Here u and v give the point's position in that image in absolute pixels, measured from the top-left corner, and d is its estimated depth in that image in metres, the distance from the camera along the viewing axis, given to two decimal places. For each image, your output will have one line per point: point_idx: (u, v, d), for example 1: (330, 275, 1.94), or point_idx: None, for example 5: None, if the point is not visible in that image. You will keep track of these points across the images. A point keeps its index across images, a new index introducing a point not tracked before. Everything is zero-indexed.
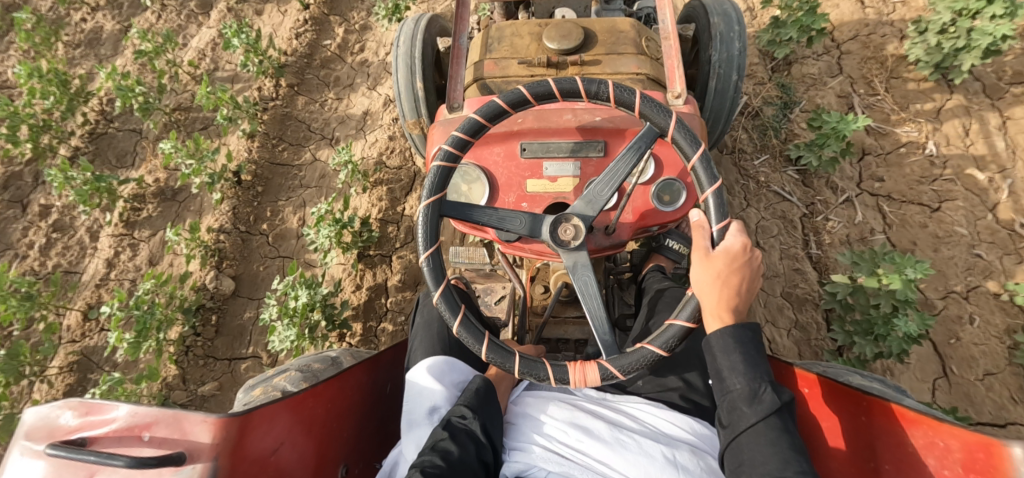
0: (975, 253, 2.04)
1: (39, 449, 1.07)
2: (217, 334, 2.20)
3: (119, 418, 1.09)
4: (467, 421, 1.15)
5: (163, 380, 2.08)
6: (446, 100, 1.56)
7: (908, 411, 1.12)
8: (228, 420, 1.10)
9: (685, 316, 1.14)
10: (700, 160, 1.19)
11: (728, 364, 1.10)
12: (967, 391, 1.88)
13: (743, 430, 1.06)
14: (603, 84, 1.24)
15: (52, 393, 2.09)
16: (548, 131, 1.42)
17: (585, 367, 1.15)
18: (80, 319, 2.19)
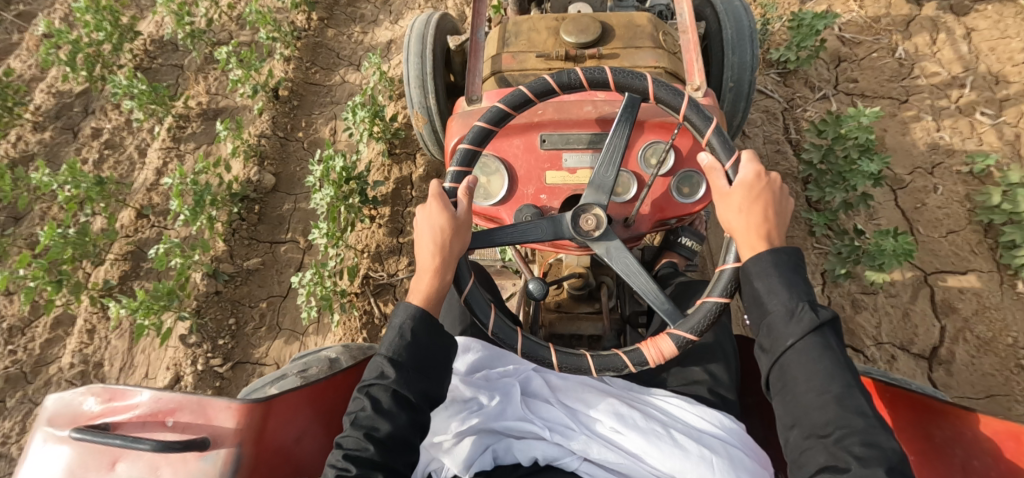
0: (940, 135, 2.32)
1: (63, 435, 1.07)
2: (259, 221, 2.43)
3: (142, 403, 1.09)
4: (385, 380, 1.10)
5: (213, 253, 2.30)
6: (465, 93, 1.57)
7: (933, 403, 1.16)
8: (250, 405, 1.10)
9: (732, 258, 1.16)
10: (689, 108, 1.23)
11: (765, 287, 1.07)
12: (933, 248, 2.15)
13: (783, 351, 1.03)
14: (573, 73, 1.27)
15: (108, 275, 2.30)
16: (568, 122, 1.42)
17: (658, 341, 1.18)
18: (134, 217, 2.41)
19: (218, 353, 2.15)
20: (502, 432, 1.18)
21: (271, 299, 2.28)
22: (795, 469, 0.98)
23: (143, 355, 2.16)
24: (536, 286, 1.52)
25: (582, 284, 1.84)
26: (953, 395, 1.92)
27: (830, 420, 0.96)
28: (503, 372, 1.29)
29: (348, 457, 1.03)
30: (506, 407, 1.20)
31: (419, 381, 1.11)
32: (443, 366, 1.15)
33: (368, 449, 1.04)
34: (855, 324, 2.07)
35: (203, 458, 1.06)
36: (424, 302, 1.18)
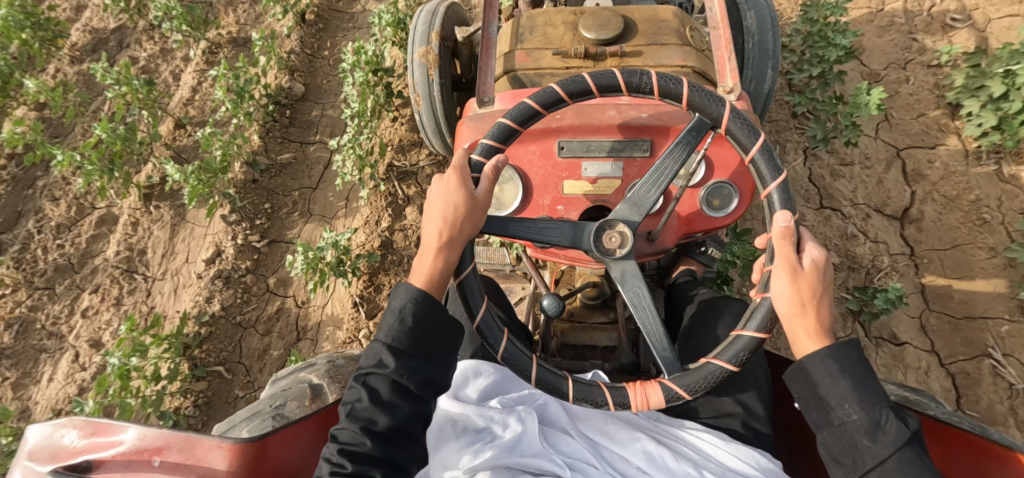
0: (913, 37, 2.32)
1: (42, 472, 0.99)
2: (291, 124, 2.49)
3: (127, 441, 1.00)
4: (384, 368, 1.02)
5: (250, 146, 2.38)
6: (476, 93, 1.45)
7: (993, 445, 1.05)
8: (244, 445, 1.01)
9: (754, 326, 1.06)
10: (761, 152, 1.10)
11: (834, 393, 0.97)
12: (906, 129, 2.21)
13: (866, 467, 0.93)
14: (645, 75, 1.13)
15: (151, 177, 2.34)
16: (589, 128, 1.30)
17: (646, 388, 1.09)
18: (172, 127, 2.47)
19: (256, 230, 2.27)
20: (516, 467, 1.09)
21: (303, 190, 2.38)
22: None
23: (183, 242, 2.26)
24: (551, 302, 1.43)
25: (597, 293, 1.75)
26: (922, 248, 2.04)
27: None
28: (518, 398, 1.20)
29: (344, 452, 0.97)
30: (522, 436, 1.11)
31: (420, 372, 1.03)
32: (447, 352, 1.07)
33: (365, 443, 0.98)
34: (833, 190, 2.16)
35: None
36: (426, 285, 1.09)
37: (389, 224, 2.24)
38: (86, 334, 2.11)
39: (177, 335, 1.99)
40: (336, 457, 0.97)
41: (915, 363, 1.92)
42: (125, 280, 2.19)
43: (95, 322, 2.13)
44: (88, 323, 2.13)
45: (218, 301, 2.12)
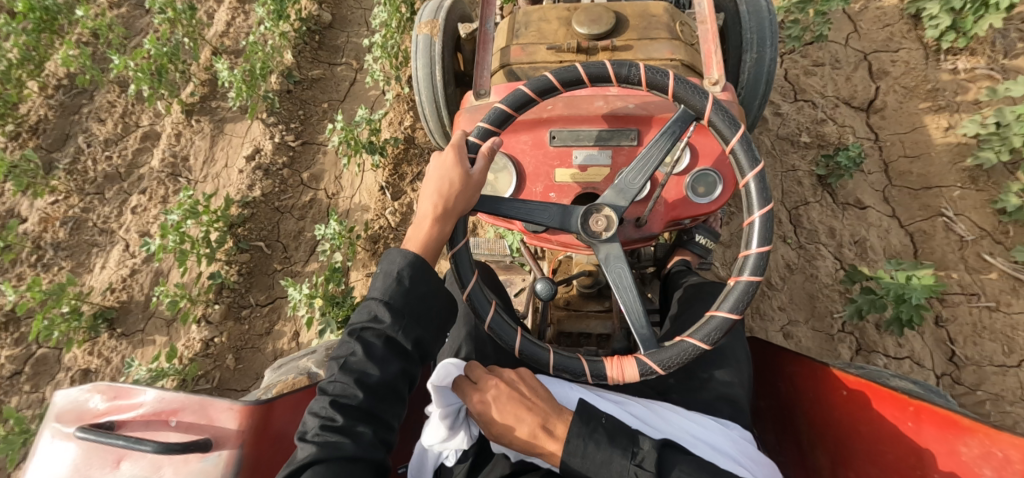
0: None
1: (70, 432, 1.08)
2: (319, 47, 2.73)
3: (146, 403, 1.09)
4: (380, 326, 1.10)
5: (283, 65, 2.60)
6: (473, 86, 1.51)
7: (961, 419, 1.11)
8: (254, 407, 1.10)
9: (726, 307, 1.14)
10: (740, 142, 1.16)
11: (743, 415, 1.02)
12: (874, 37, 2.40)
13: None
14: (634, 67, 1.20)
15: (198, 87, 2.64)
16: (578, 118, 1.38)
17: (621, 362, 1.16)
18: (210, 55, 2.70)
19: (291, 132, 2.54)
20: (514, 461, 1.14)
21: (332, 102, 2.63)
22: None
23: (221, 151, 2.53)
24: (544, 286, 1.49)
25: (592, 282, 1.81)
26: (884, 134, 2.25)
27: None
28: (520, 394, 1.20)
29: (335, 404, 1.04)
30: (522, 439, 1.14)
31: (411, 332, 1.12)
32: (437, 318, 1.16)
33: (355, 396, 1.06)
34: (805, 86, 2.37)
35: (204, 459, 1.05)
36: (421, 251, 1.16)
37: (410, 122, 2.48)
38: (136, 226, 2.41)
39: (223, 212, 2.30)
40: (327, 404, 1.05)
41: (877, 223, 2.14)
42: (171, 182, 2.47)
43: (144, 217, 2.42)
44: (138, 218, 2.42)
45: (259, 188, 2.41)
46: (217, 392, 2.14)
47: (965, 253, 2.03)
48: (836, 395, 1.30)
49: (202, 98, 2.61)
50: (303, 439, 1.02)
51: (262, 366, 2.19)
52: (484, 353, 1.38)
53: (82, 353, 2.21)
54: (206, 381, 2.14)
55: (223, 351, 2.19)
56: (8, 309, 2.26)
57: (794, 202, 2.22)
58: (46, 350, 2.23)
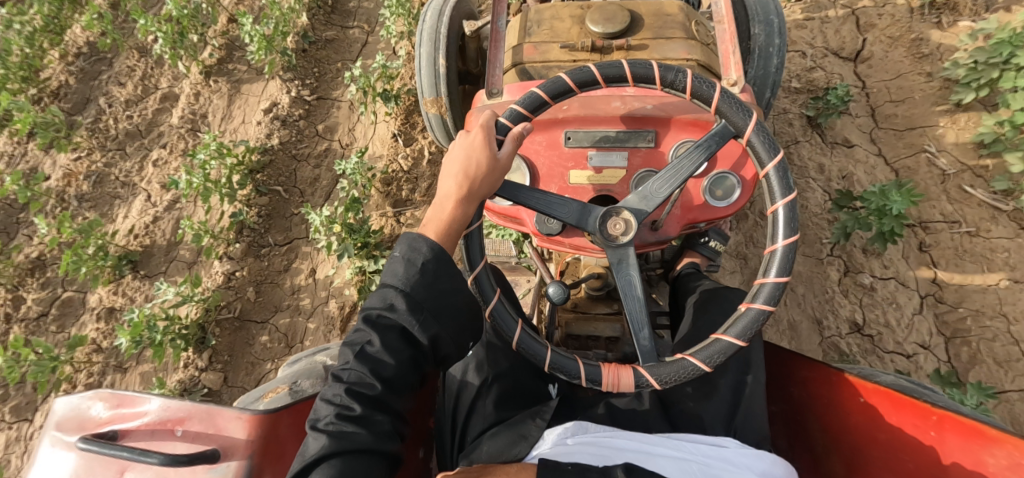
0: None
1: (71, 441, 1.04)
2: (332, 11, 2.75)
3: (151, 412, 1.06)
4: (398, 313, 1.06)
5: (298, 27, 2.62)
6: (485, 85, 1.47)
7: (988, 430, 1.08)
8: (264, 416, 1.06)
9: (733, 334, 1.12)
10: (775, 168, 1.14)
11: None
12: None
13: None
14: (681, 73, 1.16)
15: (214, 53, 2.68)
16: (594, 119, 1.35)
17: (618, 370, 1.14)
18: (226, 20, 2.74)
19: (307, 87, 2.58)
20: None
21: (345, 62, 2.65)
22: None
23: (238, 109, 2.59)
24: (557, 290, 1.46)
25: (601, 284, 1.79)
26: (871, 81, 2.30)
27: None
28: None
29: (350, 393, 1.01)
30: None
31: (432, 327, 1.07)
32: (459, 313, 1.11)
33: (370, 387, 1.02)
34: (794, 38, 2.44)
35: (212, 470, 1.02)
36: (447, 232, 1.12)
37: None
38: (157, 179, 2.48)
39: (247, 159, 2.37)
40: (340, 391, 1.02)
41: (863, 159, 2.20)
42: (191, 137, 2.54)
43: (164, 170, 2.49)
44: (159, 170, 2.50)
45: (277, 137, 2.47)
46: (239, 321, 2.23)
47: (947, 186, 2.09)
48: (852, 402, 1.27)
49: (219, 61, 2.66)
50: (315, 427, 0.99)
51: (280, 299, 2.28)
52: (495, 361, 1.34)
53: (107, 292, 2.30)
54: (228, 311, 2.22)
55: (244, 285, 2.27)
56: (37, 255, 2.40)
57: (786, 142, 2.27)
58: (71, 293, 2.33)
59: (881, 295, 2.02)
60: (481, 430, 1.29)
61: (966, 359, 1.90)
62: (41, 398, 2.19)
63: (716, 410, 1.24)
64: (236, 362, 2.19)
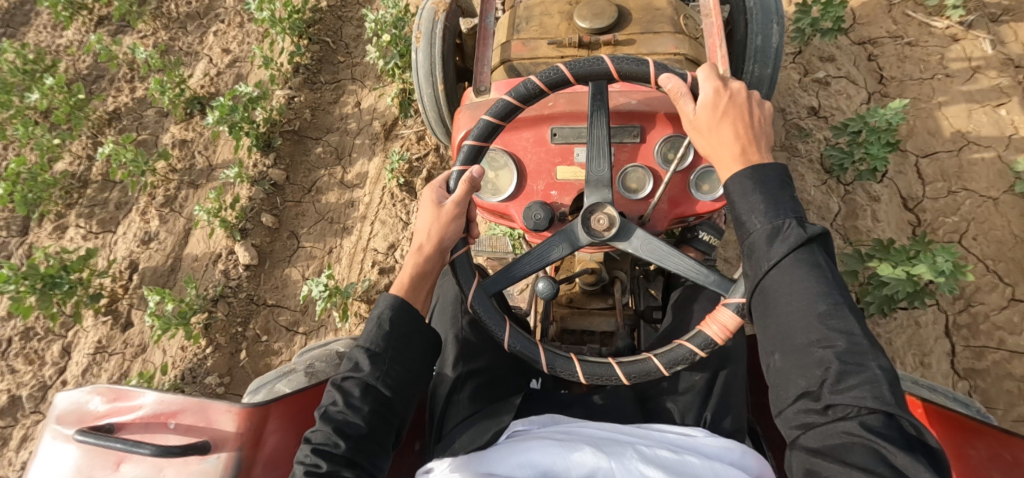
0: None
1: (69, 434, 1.07)
2: None
3: (146, 405, 1.09)
4: (360, 371, 1.09)
5: None
6: (473, 82, 1.50)
7: (971, 423, 1.09)
8: (253, 409, 1.11)
9: (738, 294, 1.12)
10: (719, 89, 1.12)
11: (746, 207, 1.01)
12: None
13: (766, 271, 0.97)
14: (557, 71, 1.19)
15: None
16: (581, 114, 1.36)
17: (718, 314, 1.12)
18: None
19: None
20: None
21: None
22: (775, 399, 0.95)
23: None
24: (545, 285, 1.47)
25: (595, 279, 1.75)
26: None
27: (820, 380, 0.89)
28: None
29: (321, 452, 1.01)
30: None
31: (392, 378, 1.10)
32: (420, 359, 1.15)
33: (341, 444, 1.02)
34: None
35: (204, 461, 1.05)
36: (401, 291, 1.19)
37: None
38: (218, 46, 2.91)
39: (297, 16, 2.75)
40: (309, 450, 1.01)
41: None
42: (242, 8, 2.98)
43: (224, 39, 2.93)
44: (218, 39, 2.93)
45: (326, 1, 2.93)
46: (298, 136, 2.67)
47: (893, 13, 2.46)
48: None
49: None
50: None
51: (330, 123, 2.70)
52: (473, 357, 1.36)
53: (179, 129, 2.72)
54: (289, 126, 2.65)
55: (301, 107, 2.71)
56: (115, 108, 2.80)
57: None
58: (145, 136, 2.73)
59: (834, 88, 2.39)
60: (460, 418, 1.27)
61: (906, 132, 2.26)
62: (122, 214, 2.57)
63: (694, 405, 1.24)
64: (295, 166, 2.61)
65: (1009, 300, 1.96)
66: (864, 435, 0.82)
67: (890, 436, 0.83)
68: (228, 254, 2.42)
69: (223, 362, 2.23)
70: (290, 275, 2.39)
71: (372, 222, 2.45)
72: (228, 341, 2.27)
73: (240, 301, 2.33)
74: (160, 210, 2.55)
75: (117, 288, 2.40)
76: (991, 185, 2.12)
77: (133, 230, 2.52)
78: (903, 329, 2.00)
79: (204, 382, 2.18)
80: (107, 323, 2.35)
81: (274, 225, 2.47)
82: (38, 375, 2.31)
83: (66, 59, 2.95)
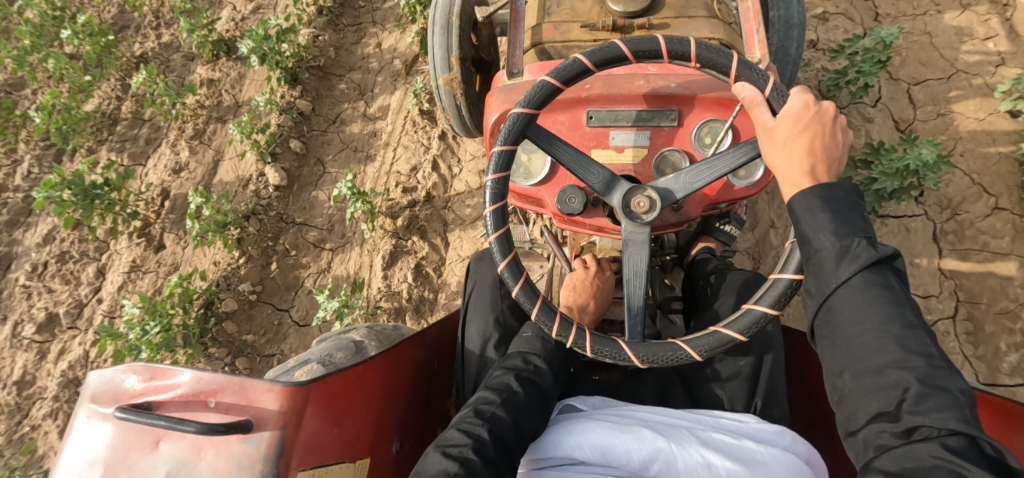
0: None
1: (107, 413, 1.06)
2: None
3: (183, 384, 1.07)
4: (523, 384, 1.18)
5: None
6: (505, 65, 1.47)
7: (1015, 407, 1.06)
8: (295, 389, 1.09)
9: (791, 269, 1.08)
10: (774, 94, 1.12)
11: (812, 224, 0.98)
12: None
13: (834, 290, 0.95)
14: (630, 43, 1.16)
15: None
16: (618, 98, 1.33)
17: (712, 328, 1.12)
18: None
19: None
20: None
21: None
22: (845, 419, 0.94)
23: None
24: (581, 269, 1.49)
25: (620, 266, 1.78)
26: None
27: (897, 401, 0.87)
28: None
29: (449, 455, 1.03)
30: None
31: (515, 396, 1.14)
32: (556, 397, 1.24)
33: (466, 446, 1.04)
34: None
35: (245, 441, 1.04)
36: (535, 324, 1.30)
37: None
38: None
39: None
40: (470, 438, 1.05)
41: None
42: None
43: None
44: None
45: None
46: (323, 72, 2.72)
47: None
48: None
49: None
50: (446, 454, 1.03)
51: (353, 62, 2.75)
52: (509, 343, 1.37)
53: (207, 69, 2.79)
54: (315, 61, 2.70)
55: (326, 46, 2.75)
56: (142, 53, 2.86)
57: None
58: (173, 77, 2.80)
59: (832, 24, 2.50)
60: None
61: (898, 64, 2.40)
62: (152, 149, 2.68)
63: (738, 389, 1.24)
64: (320, 99, 2.68)
65: (993, 208, 2.12)
66: (951, 458, 0.80)
67: (975, 457, 0.80)
68: (258, 178, 2.51)
69: (255, 272, 2.36)
70: (317, 198, 2.50)
71: (395, 148, 2.53)
72: (260, 254, 2.38)
73: (271, 219, 2.44)
74: (190, 142, 2.64)
75: (150, 213, 2.52)
76: (978, 108, 2.26)
77: (164, 162, 2.63)
78: (894, 235, 2.17)
79: (238, 290, 2.31)
80: (140, 245, 2.48)
81: (302, 151, 2.57)
82: (74, 294, 2.43)
83: (90, 8, 2.99)
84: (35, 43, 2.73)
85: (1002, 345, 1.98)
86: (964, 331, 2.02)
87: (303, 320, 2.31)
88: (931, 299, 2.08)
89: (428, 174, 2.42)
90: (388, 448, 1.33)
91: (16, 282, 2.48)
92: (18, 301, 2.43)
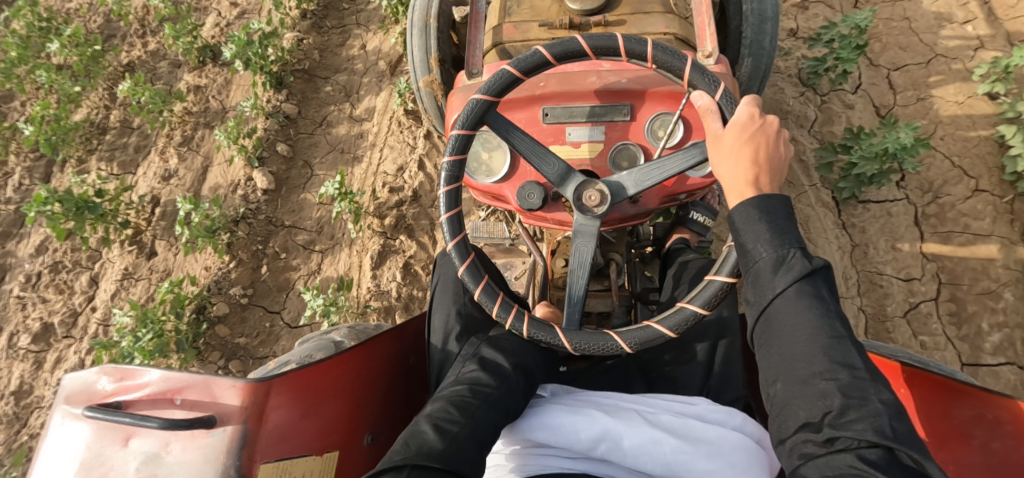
0: None
1: (78, 413, 1.09)
2: None
3: (151, 382, 1.11)
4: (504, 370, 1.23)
5: None
6: (465, 66, 1.52)
7: (954, 383, 1.13)
8: (258, 384, 1.14)
9: (725, 272, 1.13)
10: (723, 97, 1.14)
11: (751, 234, 1.02)
12: None
13: (771, 300, 0.99)
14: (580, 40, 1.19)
15: None
16: (572, 95, 1.38)
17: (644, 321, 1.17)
18: None
19: None
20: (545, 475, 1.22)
21: None
22: (777, 427, 0.97)
23: None
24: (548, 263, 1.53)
25: None
26: None
27: (823, 412, 0.91)
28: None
29: (439, 427, 1.05)
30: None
31: (507, 395, 1.17)
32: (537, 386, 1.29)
33: (458, 421, 1.07)
34: None
35: (211, 435, 1.09)
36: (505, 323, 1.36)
37: None
38: None
39: None
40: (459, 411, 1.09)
41: None
42: None
43: None
44: None
45: None
46: (308, 75, 2.76)
47: None
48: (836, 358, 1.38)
49: None
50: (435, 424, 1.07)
51: (338, 64, 2.79)
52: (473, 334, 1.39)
53: (193, 76, 2.83)
54: (299, 65, 2.74)
55: (310, 49, 2.79)
56: (129, 61, 2.90)
57: None
58: (160, 85, 2.84)
59: (812, 12, 2.53)
60: None
61: (878, 49, 2.42)
62: (141, 157, 2.72)
63: (694, 375, 1.31)
64: (307, 102, 2.72)
65: (973, 191, 2.14)
66: (864, 468, 0.83)
67: (889, 467, 0.83)
68: (246, 182, 2.55)
69: (246, 275, 2.41)
70: (306, 200, 2.54)
71: (382, 148, 2.57)
72: (250, 257, 2.43)
73: (259, 222, 2.48)
74: (178, 149, 2.69)
75: (141, 220, 2.56)
76: (958, 91, 2.28)
77: (153, 170, 2.67)
78: (875, 220, 2.19)
79: (229, 293, 2.36)
80: (132, 252, 2.52)
81: (290, 155, 2.61)
82: (69, 302, 2.49)
83: (77, 19, 3.03)
84: (22, 56, 2.77)
85: (985, 326, 2.00)
86: (946, 312, 2.04)
87: (293, 321, 2.34)
88: (913, 282, 2.09)
89: (414, 173, 2.46)
90: (359, 442, 1.36)
91: (11, 292, 2.53)
92: (13, 312, 2.49)
